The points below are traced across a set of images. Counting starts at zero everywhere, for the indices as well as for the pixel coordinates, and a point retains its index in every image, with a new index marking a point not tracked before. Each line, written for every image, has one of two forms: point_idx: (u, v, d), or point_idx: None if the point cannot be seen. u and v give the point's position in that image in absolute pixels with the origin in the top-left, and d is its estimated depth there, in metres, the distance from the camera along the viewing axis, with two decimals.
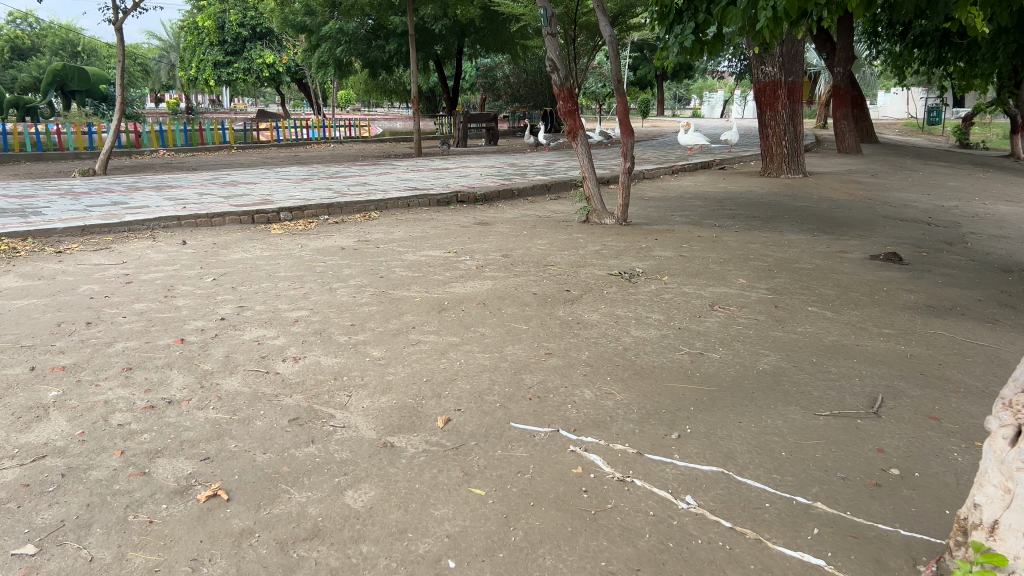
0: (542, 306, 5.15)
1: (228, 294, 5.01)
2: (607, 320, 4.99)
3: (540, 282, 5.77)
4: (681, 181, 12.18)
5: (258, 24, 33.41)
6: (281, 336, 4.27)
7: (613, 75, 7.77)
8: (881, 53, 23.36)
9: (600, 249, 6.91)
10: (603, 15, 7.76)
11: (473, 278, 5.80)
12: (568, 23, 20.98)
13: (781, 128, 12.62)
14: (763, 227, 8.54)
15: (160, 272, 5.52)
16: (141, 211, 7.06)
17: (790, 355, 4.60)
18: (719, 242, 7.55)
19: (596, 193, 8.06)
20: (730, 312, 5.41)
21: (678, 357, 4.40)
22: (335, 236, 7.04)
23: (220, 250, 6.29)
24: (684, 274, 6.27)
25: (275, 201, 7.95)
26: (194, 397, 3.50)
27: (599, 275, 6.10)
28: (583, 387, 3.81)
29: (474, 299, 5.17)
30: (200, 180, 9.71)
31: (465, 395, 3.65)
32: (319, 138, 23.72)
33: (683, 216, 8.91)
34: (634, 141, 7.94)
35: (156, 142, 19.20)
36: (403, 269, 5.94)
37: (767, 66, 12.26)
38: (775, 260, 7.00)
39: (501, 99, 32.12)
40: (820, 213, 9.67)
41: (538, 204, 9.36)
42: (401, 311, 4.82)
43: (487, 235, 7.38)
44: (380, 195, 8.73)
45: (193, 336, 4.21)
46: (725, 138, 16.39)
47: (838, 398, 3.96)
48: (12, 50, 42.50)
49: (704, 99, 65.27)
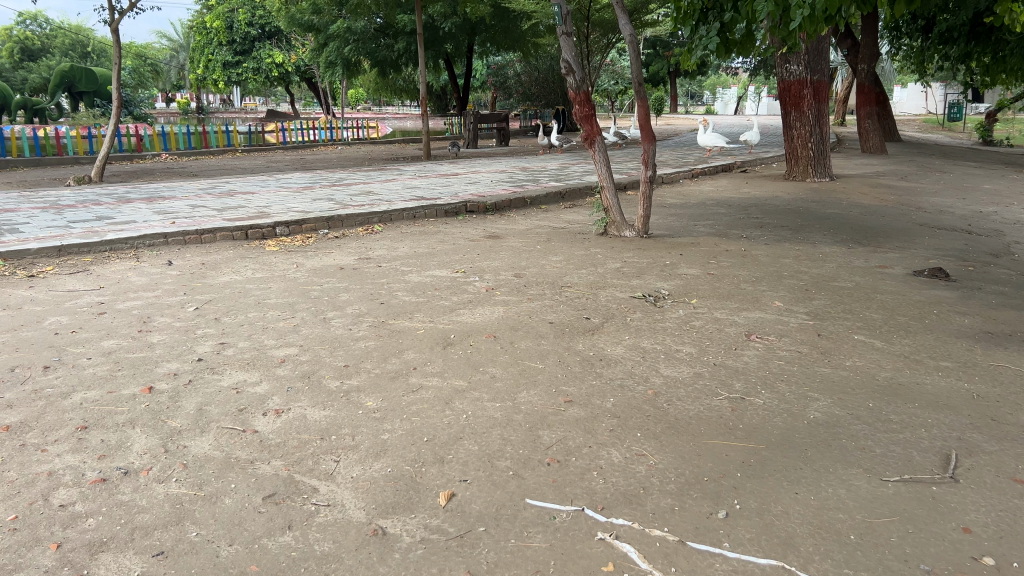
0: (559, 338, 4.62)
1: (209, 327, 4.51)
2: (632, 356, 4.45)
3: (556, 308, 5.24)
4: (702, 185, 11.61)
5: (267, 23, 32.98)
6: (263, 382, 3.76)
7: (633, 76, 7.18)
8: (903, 47, 22.57)
9: (621, 266, 6.37)
10: (623, 12, 7.18)
11: (482, 303, 5.28)
12: (580, 20, 20.49)
13: (807, 130, 12.01)
14: (793, 238, 7.99)
15: (138, 300, 5.02)
16: (126, 227, 6.56)
17: (842, 397, 4.04)
18: (748, 257, 7.00)
19: (614, 202, 7.51)
20: (769, 342, 4.86)
21: (717, 404, 3.85)
22: (334, 254, 6.54)
23: (208, 272, 5.79)
24: (713, 297, 5.71)
25: (271, 214, 7.45)
26: (155, 465, 2.99)
27: (621, 298, 5.56)
28: (610, 447, 3.27)
29: (484, 330, 4.64)
30: (195, 190, 9.23)
31: (472, 458, 3.12)
32: (327, 139, 23.20)
33: (708, 227, 8.36)
34: (656, 146, 7.35)
35: (158, 145, 18.61)
36: (406, 293, 5.41)
37: (791, 65, 11.65)
38: (811, 278, 6.44)
39: (512, 98, 31.48)
40: (853, 221, 9.09)
41: (551, 213, 8.82)
42: (403, 346, 4.30)
43: (498, 251, 6.85)
44: (384, 206, 8.21)
45: (163, 383, 3.69)
46: (744, 139, 15.79)
47: (906, 457, 3.39)
48: (22, 50, 42.26)
49: (718, 96, 64.60)
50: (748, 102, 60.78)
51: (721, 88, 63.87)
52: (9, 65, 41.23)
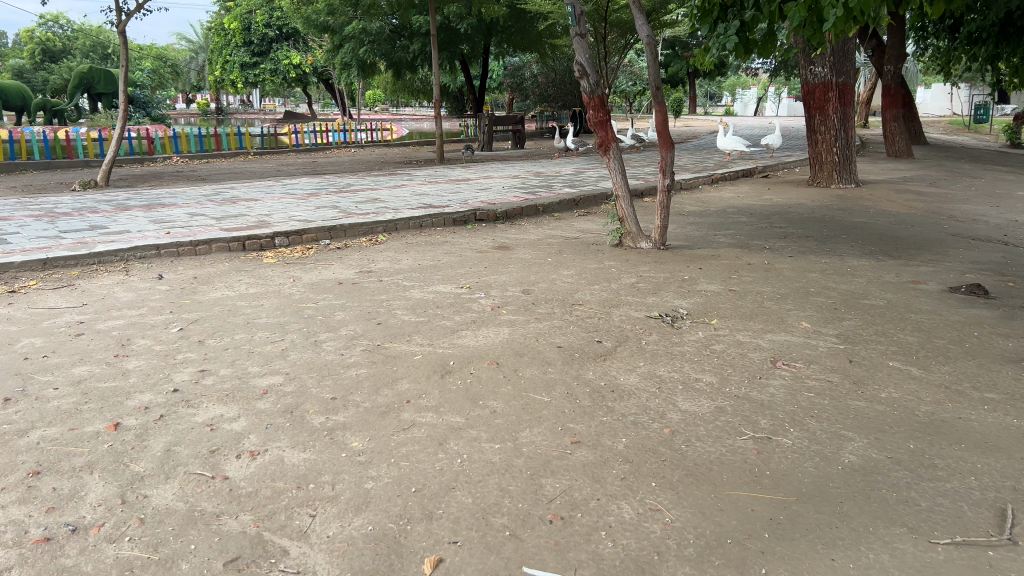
0: (568, 364, 4.26)
1: (191, 351, 4.19)
2: (647, 386, 4.08)
3: (566, 329, 4.88)
4: (722, 192, 11.19)
5: (284, 24, 32.81)
6: (241, 418, 3.43)
7: (649, 79, 6.79)
8: (928, 48, 21.93)
9: (636, 282, 6.00)
10: (639, 12, 6.80)
11: (487, 323, 4.94)
12: (598, 21, 20.08)
13: (832, 135, 11.56)
14: (819, 250, 7.58)
15: (121, 319, 4.71)
16: (118, 238, 6.27)
17: (879, 437, 3.66)
18: (772, 271, 6.61)
19: (630, 212, 7.13)
20: (796, 371, 4.48)
21: (740, 446, 3.48)
22: (334, 267, 6.22)
23: (200, 286, 5.48)
24: (734, 317, 5.33)
25: (272, 223, 7.14)
26: (109, 520, 2.66)
27: (636, 318, 5.20)
28: (621, 500, 2.92)
29: (486, 356, 4.29)
30: (197, 197, 8.95)
31: (465, 514, 2.77)
32: (341, 141, 22.94)
33: (728, 237, 7.98)
34: (674, 154, 6.96)
35: (170, 148, 18.48)
36: (406, 312, 5.08)
37: (816, 67, 11.23)
38: (839, 295, 6.05)
39: (529, 99, 31.12)
40: (881, 231, 8.66)
41: (564, 222, 8.46)
42: (398, 375, 3.96)
43: (506, 264, 6.51)
44: (390, 214, 7.89)
45: (132, 418, 3.37)
46: (766, 142, 15.34)
47: (955, 513, 3.01)
48: (44, 51, 42.39)
49: (737, 97, 63.74)
50: (767, 104, 59.95)
51: (741, 90, 63.02)
52: (31, 67, 41.40)
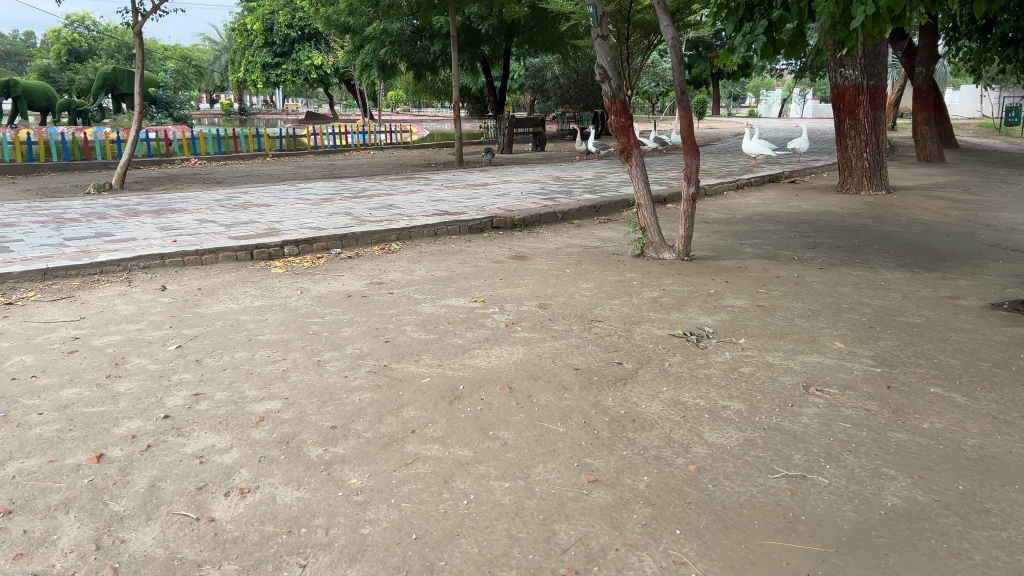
0: (586, 389, 3.99)
1: (187, 372, 3.97)
2: (671, 415, 3.81)
3: (585, 349, 4.61)
4: (747, 198, 10.86)
5: (306, 24, 32.78)
6: (234, 449, 3.20)
7: (674, 83, 6.49)
8: (959, 50, 21.39)
9: (659, 296, 5.73)
10: (663, 12, 6.51)
11: (500, 341, 4.69)
12: (621, 21, 19.75)
13: (862, 139, 11.14)
14: (850, 262, 7.25)
15: (118, 335, 4.51)
16: (122, 246, 6.07)
17: (924, 476, 3.36)
18: (802, 285, 6.30)
19: (653, 221, 6.84)
20: (830, 398, 4.18)
21: (772, 485, 3.20)
22: (344, 278, 6.00)
23: (203, 299, 5.28)
24: (762, 336, 5.03)
25: (282, 231, 6.93)
26: (80, 570, 2.43)
27: (658, 336, 4.92)
28: (643, 552, 2.64)
29: (499, 380, 4.02)
30: (209, 201, 8.78)
31: (469, 566, 2.51)
32: (360, 143, 22.80)
33: (754, 247, 7.67)
34: (699, 161, 6.66)
35: (188, 150, 18.41)
36: (416, 328, 4.83)
37: (846, 70, 10.88)
38: (873, 312, 5.73)
39: (551, 100, 30.82)
40: (915, 241, 8.30)
41: (584, 230, 8.18)
42: (403, 400, 3.71)
43: (523, 276, 6.26)
44: (404, 221, 7.66)
45: (117, 448, 3.15)
46: (792, 146, 14.96)
47: (1014, 569, 2.70)
48: (70, 52, 42.67)
49: (761, 98, 62.97)
50: (792, 105, 59.15)
51: (766, 91, 62.14)
52: (56, 67, 41.75)
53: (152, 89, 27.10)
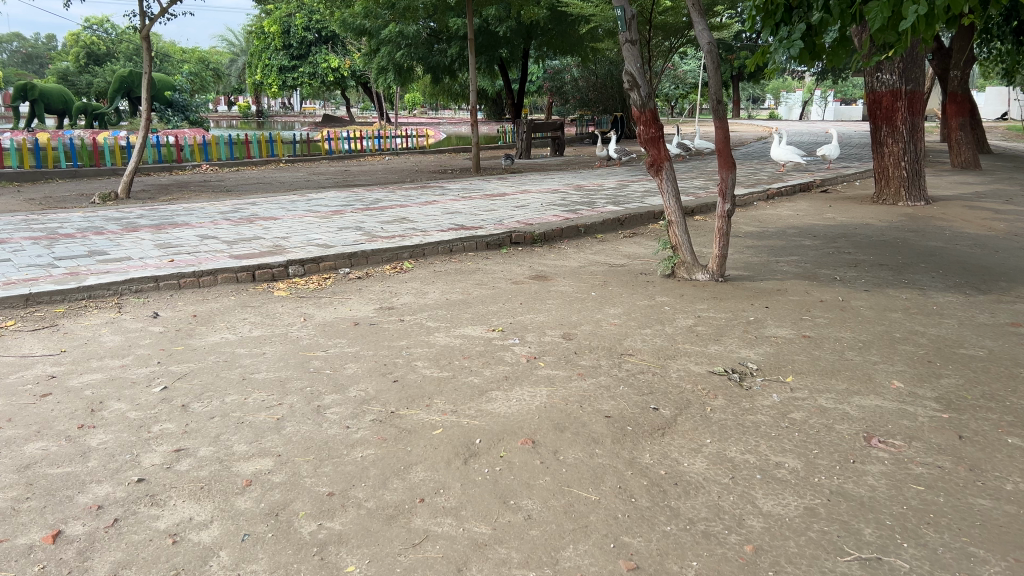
0: (619, 442, 3.52)
1: (169, 422, 3.53)
2: (718, 476, 3.32)
3: (616, 390, 4.12)
4: (779, 209, 10.35)
5: (323, 27, 32.55)
6: (214, 524, 2.76)
7: (709, 92, 6.00)
8: (990, 51, 20.62)
9: (694, 325, 5.24)
10: (697, 14, 6.01)
11: (522, 379, 4.22)
12: (642, 23, 19.20)
13: (900, 147, 10.58)
14: (897, 283, 6.70)
15: (99, 373, 4.09)
16: (114, 267, 5.67)
17: (1021, 558, 2.84)
18: (849, 311, 5.78)
19: (685, 240, 6.36)
20: (896, 451, 3.67)
21: (843, 572, 2.70)
22: (352, 302, 5.56)
23: (198, 328, 4.86)
24: (811, 374, 4.54)
25: (287, 248, 6.50)
26: None
27: (696, 374, 4.44)
28: None
29: (520, 432, 3.55)
30: (214, 214, 8.39)
31: None
32: (376, 148, 22.38)
33: (792, 266, 7.16)
34: (735, 175, 6.15)
35: (199, 155, 17.96)
36: (428, 365, 4.38)
37: (883, 74, 10.36)
38: (930, 343, 5.20)
39: (569, 104, 30.32)
40: (962, 258, 7.73)
41: (609, 245, 7.71)
42: (412, 458, 3.25)
43: (545, 300, 5.80)
44: (418, 237, 7.21)
45: (79, 524, 2.72)
46: (822, 153, 14.39)
47: None
48: (88, 55, 42.49)
49: (781, 99, 62.04)
50: (814, 107, 58.07)
51: (786, 92, 61.06)
52: (75, 70, 41.77)
53: (169, 92, 26.83)
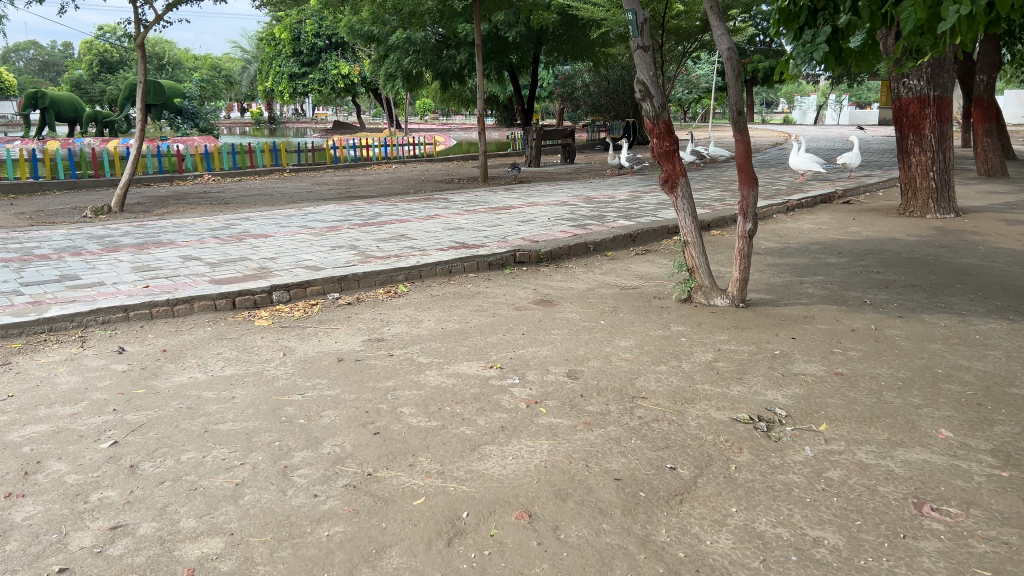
0: (630, 515, 3.02)
1: (113, 488, 3.06)
2: (746, 558, 2.82)
3: (627, 445, 3.62)
4: (800, 222, 9.83)
5: (333, 34, 32.30)
6: None
7: (731, 102, 5.49)
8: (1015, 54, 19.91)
9: (714, 360, 4.75)
10: (716, 20, 5.51)
11: (521, 429, 3.74)
12: (654, 27, 18.67)
13: (928, 156, 10.01)
14: (933, 309, 6.16)
15: (44, 423, 3.64)
16: (80, 295, 5.21)
17: None
18: (883, 342, 5.26)
19: (702, 262, 5.87)
20: (953, 522, 3.15)
21: None
22: (338, 332, 5.10)
23: (165, 366, 4.41)
24: (847, 422, 4.02)
25: (273, 271, 6.05)
26: None
27: (718, 422, 3.94)
28: None
29: (514, 503, 3.05)
30: (204, 230, 7.96)
31: None
32: (382, 156, 21.95)
33: (818, 288, 6.63)
34: (757, 192, 5.63)
35: (201, 165, 17.55)
36: (416, 411, 3.90)
37: (910, 80, 9.84)
38: (977, 381, 4.66)
39: (580, 109, 29.83)
40: (1001, 278, 7.16)
41: (619, 264, 7.22)
42: (385, 539, 2.77)
43: (551, 329, 5.32)
44: (415, 257, 6.75)
45: None
46: (842, 161, 13.82)
47: None
48: (102, 63, 42.46)
49: (796, 103, 61.34)
50: (828, 110, 57.24)
51: (800, 94, 60.29)
52: (88, 77, 41.82)
53: (177, 99, 26.46)
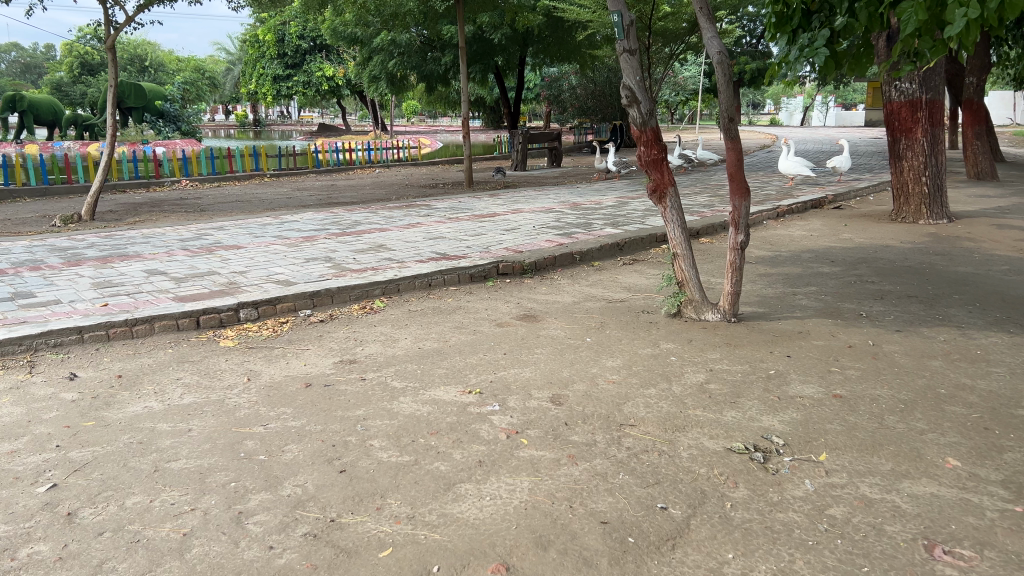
0: (618, 565, 2.75)
1: (46, 542, 2.77)
2: None
3: (614, 482, 3.34)
4: (791, 229, 9.60)
5: (318, 36, 31.97)
6: None
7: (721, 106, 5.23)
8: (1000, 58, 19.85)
9: (706, 382, 4.49)
10: (706, 23, 5.25)
11: (500, 464, 3.46)
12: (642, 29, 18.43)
13: (920, 160, 9.80)
14: (930, 322, 5.91)
15: None
16: (31, 315, 4.90)
17: None
18: (882, 360, 5.00)
19: (692, 275, 5.60)
20: (968, 566, 2.88)
21: None
22: (308, 354, 4.80)
23: (119, 394, 4.11)
24: (848, 451, 3.76)
25: (241, 287, 5.75)
26: None
27: (711, 452, 3.67)
28: None
29: (490, 554, 2.77)
30: (174, 241, 7.65)
31: None
32: (366, 160, 21.62)
33: (812, 300, 6.39)
34: (749, 202, 5.37)
35: (179, 171, 17.17)
36: (386, 445, 3.61)
37: (902, 83, 9.65)
38: (982, 402, 4.40)
39: (567, 112, 29.57)
40: (999, 287, 6.93)
41: (606, 276, 6.95)
42: None
43: (535, 347, 5.05)
44: (392, 270, 6.46)
45: None
46: (832, 165, 13.62)
47: None
48: (83, 65, 41.84)
49: (783, 105, 61.33)
50: (814, 112, 57.25)
51: (787, 94, 60.39)
52: (70, 80, 41.27)
53: (159, 102, 26.04)
